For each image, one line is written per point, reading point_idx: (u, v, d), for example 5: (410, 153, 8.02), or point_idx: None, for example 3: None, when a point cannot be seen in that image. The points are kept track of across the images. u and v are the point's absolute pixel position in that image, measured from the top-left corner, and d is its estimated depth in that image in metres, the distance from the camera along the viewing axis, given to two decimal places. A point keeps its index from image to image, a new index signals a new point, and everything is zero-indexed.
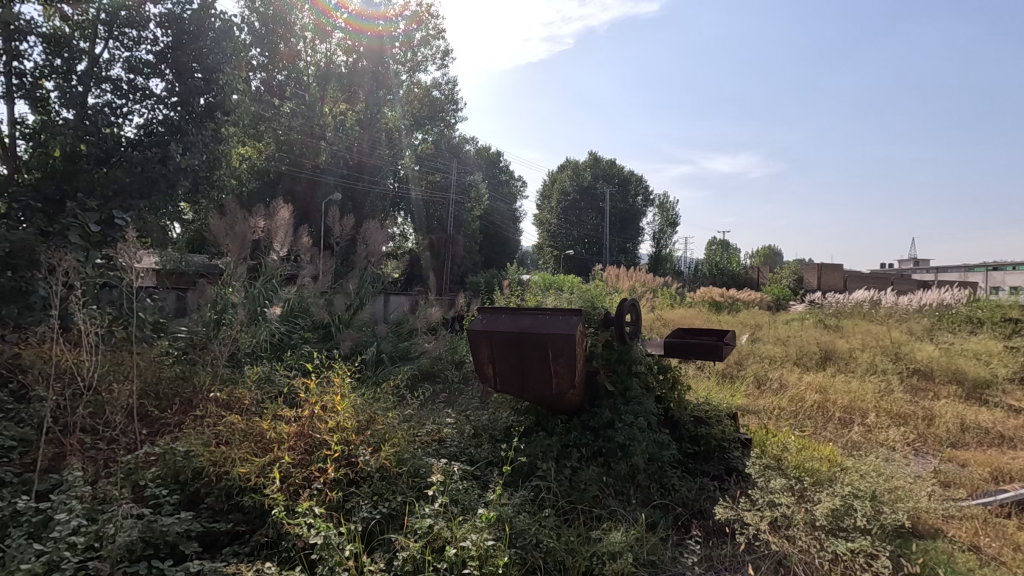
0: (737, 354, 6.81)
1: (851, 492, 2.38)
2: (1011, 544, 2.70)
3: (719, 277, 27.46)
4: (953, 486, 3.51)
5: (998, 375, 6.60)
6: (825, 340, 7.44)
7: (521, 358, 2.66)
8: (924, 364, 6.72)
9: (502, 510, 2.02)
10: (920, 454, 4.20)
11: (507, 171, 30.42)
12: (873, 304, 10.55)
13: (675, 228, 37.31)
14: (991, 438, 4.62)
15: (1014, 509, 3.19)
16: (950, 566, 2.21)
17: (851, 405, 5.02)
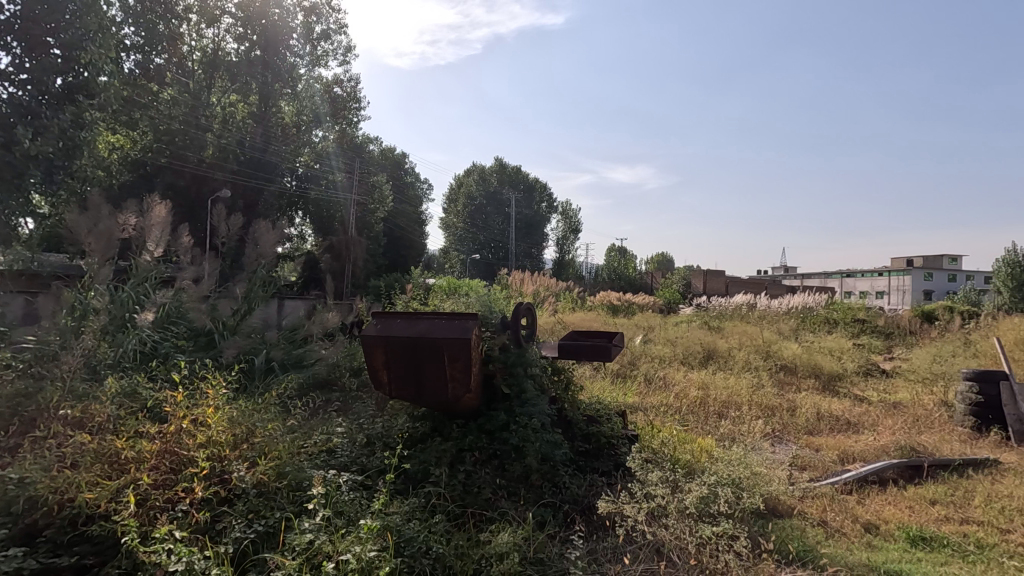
0: (630, 355, 7.19)
1: (717, 481, 2.60)
2: (851, 516, 3.09)
3: (617, 282, 28.99)
4: (808, 469, 3.96)
5: (848, 369, 7.54)
6: (707, 340, 8.06)
7: (418, 363, 2.62)
8: (790, 360, 7.51)
9: (389, 519, 1.98)
10: (784, 442, 4.68)
11: (413, 174, 30.01)
12: (749, 307, 11.61)
13: (577, 235, 38.84)
14: (839, 424, 5.26)
15: (856, 485, 3.66)
16: (799, 540, 2.50)
17: (728, 400, 5.47)
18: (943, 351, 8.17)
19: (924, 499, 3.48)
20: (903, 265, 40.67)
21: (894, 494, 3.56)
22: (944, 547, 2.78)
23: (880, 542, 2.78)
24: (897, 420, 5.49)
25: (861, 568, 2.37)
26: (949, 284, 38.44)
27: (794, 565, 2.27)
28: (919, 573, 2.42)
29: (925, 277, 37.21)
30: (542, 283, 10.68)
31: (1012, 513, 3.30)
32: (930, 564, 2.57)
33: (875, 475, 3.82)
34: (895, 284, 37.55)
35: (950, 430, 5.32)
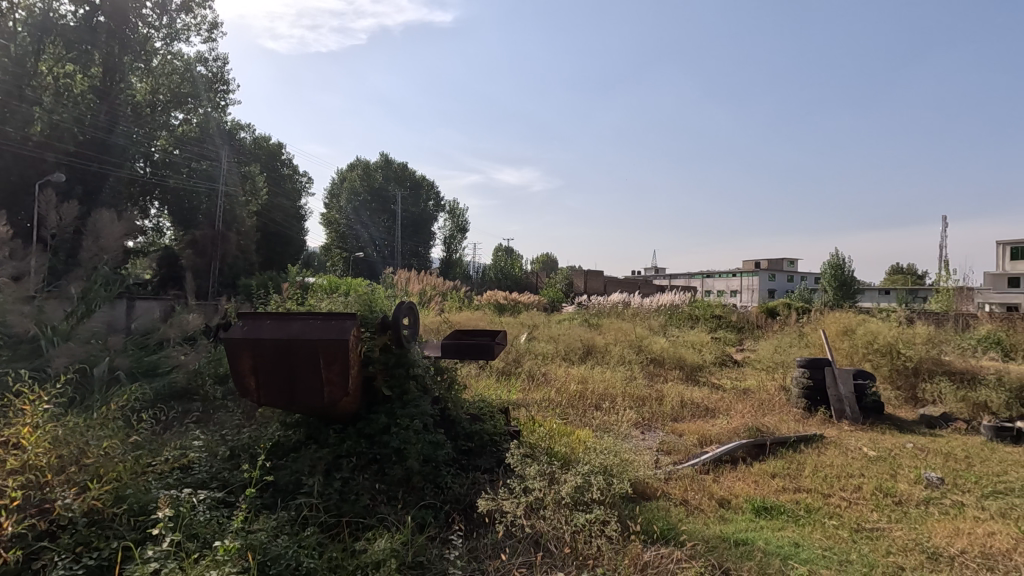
0: (515, 352, 7.35)
1: (589, 470, 2.73)
2: (708, 493, 3.41)
3: (504, 281, 29.54)
4: (672, 453, 4.33)
5: (706, 361, 8.34)
6: (587, 336, 8.47)
7: (290, 366, 2.45)
8: (658, 353, 8.14)
9: (251, 537, 1.83)
10: (652, 429, 5.06)
11: (290, 166, 28.17)
12: (624, 305, 12.39)
13: (464, 234, 38.97)
14: (699, 411, 5.80)
15: (712, 466, 4.05)
16: (662, 520, 2.72)
17: (605, 393, 5.80)
18: (782, 342, 9.34)
19: (766, 473, 3.94)
20: (752, 267, 45.95)
21: (743, 471, 3.99)
22: (781, 514, 3.17)
23: (731, 515, 3.10)
24: (746, 404, 6.17)
25: (715, 540, 2.62)
26: (787, 284, 44.13)
27: (658, 543, 2.45)
28: (760, 539, 2.74)
29: (769, 279, 42.43)
30: (428, 282, 10.55)
31: (832, 479, 3.86)
32: (769, 530, 2.91)
33: (728, 455, 4.26)
34: (746, 284, 42.35)
35: (787, 411, 6.09)
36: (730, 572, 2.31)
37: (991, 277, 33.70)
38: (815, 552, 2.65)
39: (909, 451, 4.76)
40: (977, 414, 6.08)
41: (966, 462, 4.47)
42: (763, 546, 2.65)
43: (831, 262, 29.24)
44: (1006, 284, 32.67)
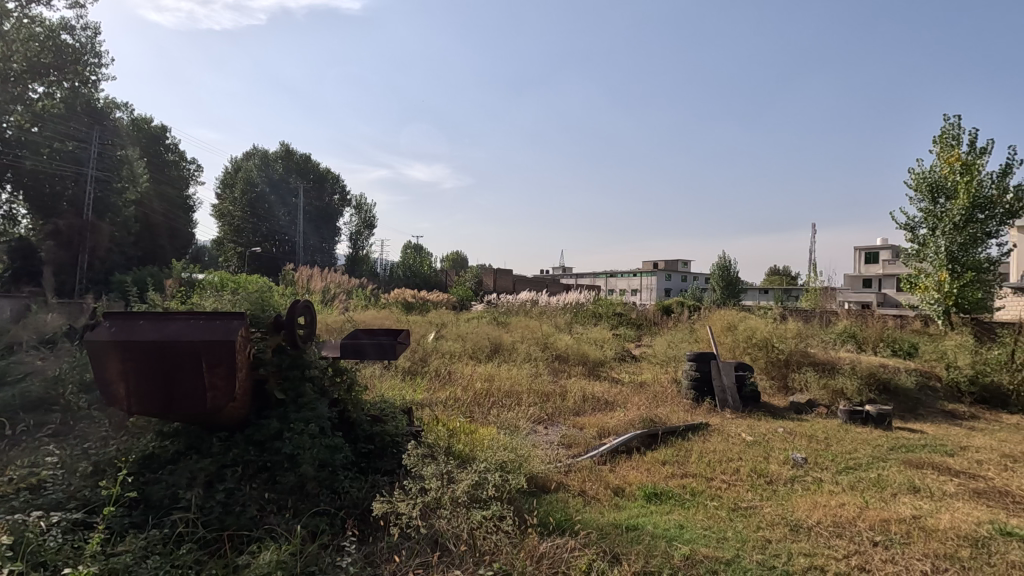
0: (422, 350, 7.27)
1: (487, 467, 2.76)
2: (604, 483, 3.58)
3: (412, 280, 29.06)
4: (572, 446, 4.50)
5: (607, 356, 8.74)
6: (494, 334, 8.54)
7: (166, 371, 2.24)
8: (563, 350, 8.42)
9: (112, 561, 1.66)
10: (555, 424, 5.21)
11: (176, 151, 25.86)
12: (532, 303, 12.65)
13: (371, 230, 37.85)
14: (600, 404, 6.06)
15: (609, 456, 4.24)
16: (559, 512, 2.83)
17: (510, 390, 5.89)
18: (676, 338, 10.01)
19: (658, 462, 4.20)
20: (651, 267, 48.72)
21: (637, 460, 4.22)
22: (669, 499, 3.39)
23: (625, 503, 3.27)
24: (642, 397, 6.54)
25: (608, 527, 2.75)
26: (682, 283, 47.29)
27: (553, 534, 2.54)
28: (649, 524, 2.92)
29: (666, 279, 45.22)
30: (332, 280, 10.16)
31: (714, 464, 4.20)
32: (657, 514, 3.11)
33: (624, 445, 4.48)
34: (645, 284, 44.95)
35: (678, 402, 6.53)
36: (620, 556, 2.44)
37: (848, 278, 38.37)
38: (697, 531, 2.86)
39: (779, 434, 5.29)
40: (835, 399, 6.88)
41: (825, 442, 5.05)
42: (651, 530, 2.82)
43: (719, 264, 31.83)
44: (861, 285, 37.25)
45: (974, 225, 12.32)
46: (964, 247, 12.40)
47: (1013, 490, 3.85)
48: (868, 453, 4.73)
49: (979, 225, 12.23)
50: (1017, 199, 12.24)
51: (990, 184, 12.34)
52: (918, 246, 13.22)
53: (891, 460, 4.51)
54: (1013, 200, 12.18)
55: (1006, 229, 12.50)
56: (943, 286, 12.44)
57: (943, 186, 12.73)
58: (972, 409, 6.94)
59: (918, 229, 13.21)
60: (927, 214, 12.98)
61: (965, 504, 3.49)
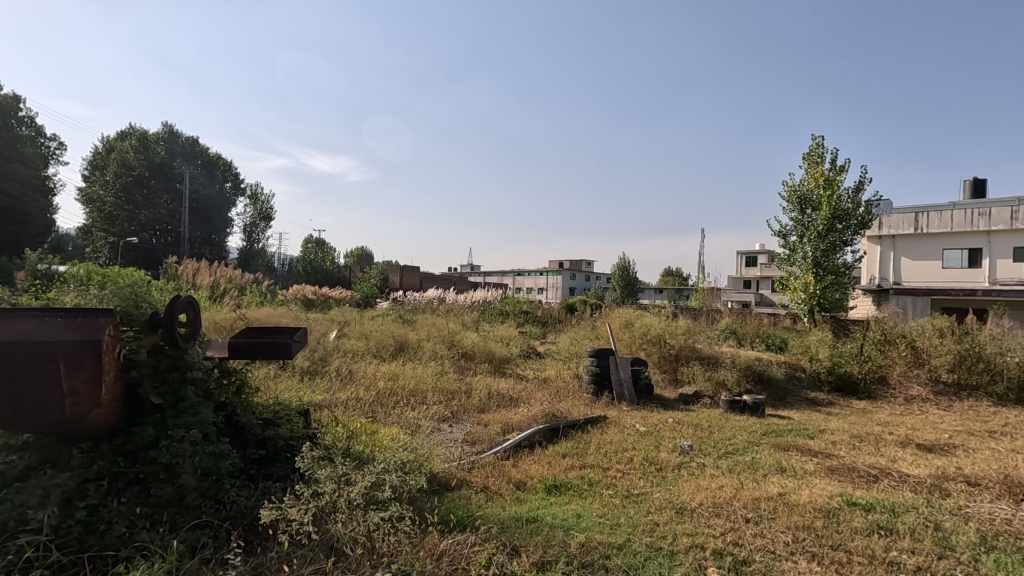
0: (323, 349, 6.95)
1: (385, 467, 2.70)
2: (506, 477, 3.64)
3: (313, 276, 27.70)
4: (476, 442, 4.53)
5: (512, 354, 8.89)
6: (399, 332, 8.38)
7: (12, 377, 1.94)
8: (470, 347, 8.43)
9: None
10: (460, 422, 5.21)
11: (33, 126, 22.78)
12: (439, 300, 12.55)
13: (268, 222, 35.61)
14: (504, 400, 6.14)
15: (512, 452, 4.32)
16: (460, 509, 2.85)
17: (415, 388, 5.80)
18: (578, 335, 10.39)
19: (558, 455, 4.34)
20: (556, 266, 50.18)
21: (539, 454, 4.33)
22: (568, 490, 3.52)
23: (525, 496, 3.34)
24: (545, 393, 6.72)
25: (508, 521, 2.82)
26: (585, 283, 49.21)
27: (453, 531, 2.55)
28: (548, 515, 3.01)
29: (571, 278, 46.81)
30: (222, 275, 9.45)
31: (611, 454, 4.41)
32: (557, 505, 3.22)
33: (526, 440, 4.58)
34: (551, 283, 46.26)
35: (578, 397, 6.78)
36: (519, 548, 2.51)
37: (731, 279, 41.90)
38: (592, 519, 3.00)
39: (669, 424, 5.67)
40: (718, 390, 7.50)
41: (708, 430, 5.49)
42: (550, 521, 2.91)
43: (619, 265, 33.50)
44: (742, 286, 40.85)
45: (834, 234, 13.97)
46: (825, 253, 14.01)
47: (858, 466, 4.41)
48: (744, 439, 5.20)
49: (838, 234, 13.88)
50: (867, 213, 14.04)
51: (847, 199, 14.04)
52: (788, 252, 14.75)
53: (763, 445, 4.99)
54: (864, 213, 13.95)
55: (859, 239, 14.29)
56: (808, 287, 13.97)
57: (810, 199, 14.30)
58: (829, 396, 7.86)
59: (789, 236, 14.74)
60: (797, 223, 14.52)
61: (821, 481, 3.95)
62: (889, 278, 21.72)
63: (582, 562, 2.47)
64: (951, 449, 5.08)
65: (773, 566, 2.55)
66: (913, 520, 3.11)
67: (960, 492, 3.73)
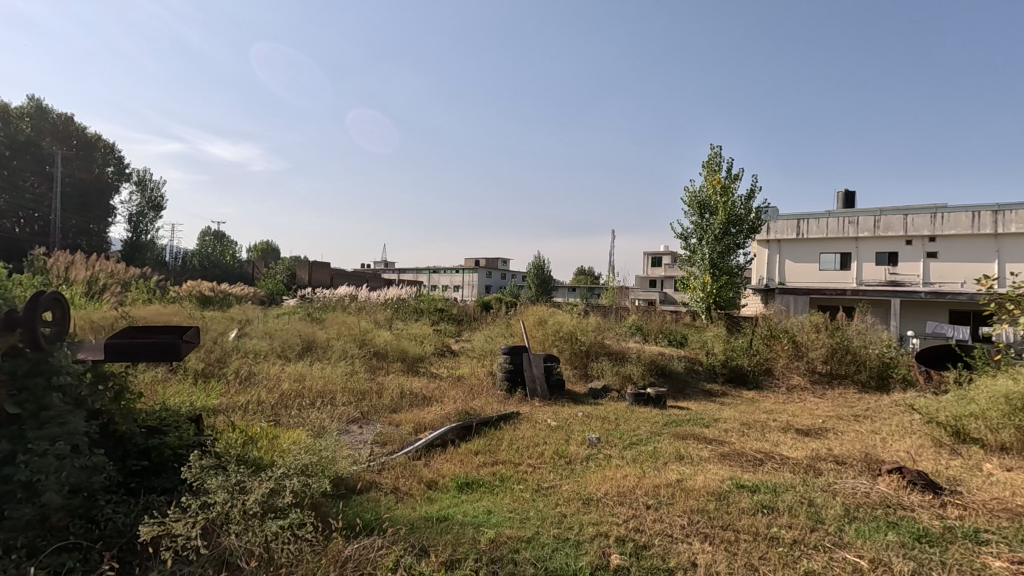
0: (220, 349, 6.46)
1: (285, 473, 2.56)
2: (418, 477, 3.58)
3: (212, 270, 25.69)
4: (388, 443, 4.43)
5: (426, 352, 8.78)
6: (306, 331, 7.98)
7: None
8: (382, 346, 8.22)
9: None
10: (370, 423, 5.07)
11: None
12: (350, 298, 12.11)
13: (158, 212, 32.61)
14: (417, 399, 6.05)
15: (423, 451, 4.26)
16: (368, 513, 2.78)
17: (322, 389, 5.57)
18: (493, 333, 10.44)
19: (471, 452, 4.33)
20: (473, 263, 50.23)
21: (451, 452, 4.30)
22: (480, 487, 3.54)
23: (436, 495, 3.31)
24: (459, 391, 6.69)
25: (418, 521, 2.78)
26: (501, 280, 49.69)
27: (360, 535, 2.47)
28: (459, 513, 3.00)
29: (487, 275, 47.00)
30: (101, 270, 8.50)
31: (522, 450, 4.49)
32: (467, 502, 3.22)
33: (439, 439, 4.53)
34: (467, 281, 46.22)
35: (492, 394, 6.82)
36: (428, 548, 2.48)
37: (638, 278, 44.04)
38: (502, 515, 3.03)
39: (578, 418, 5.86)
40: (624, 383, 7.86)
41: (615, 422, 5.74)
42: (461, 518, 2.91)
43: (534, 264, 34.12)
44: (648, 284, 43.04)
45: (728, 237, 15.10)
46: (721, 255, 15.12)
47: (747, 451, 4.80)
48: (647, 429, 5.48)
49: (732, 237, 15.01)
50: (757, 218, 15.29)
51: (740, 205, 15.22)
52: (689, 253, 15.76)
53: (664, 435, 5.29)
54: (754, 218, 15.19)
55: (750, 242, 15.54)
56: (706, 287, 15.01)
57: (708, 204, 15.32)
58: (723, 387, 8.50)
59: (689, 239, 15.75)
60: (697, 226, 15.52)
61: (714, 466, 4.26)
62: (775, 279, 23.84)
63: (491, 558, 2.49)
64: (823, 432, 5.67)
65: (670, 549, 2.71)
66: (791, 498, 3.44)
67: (829, 470, 4.17)
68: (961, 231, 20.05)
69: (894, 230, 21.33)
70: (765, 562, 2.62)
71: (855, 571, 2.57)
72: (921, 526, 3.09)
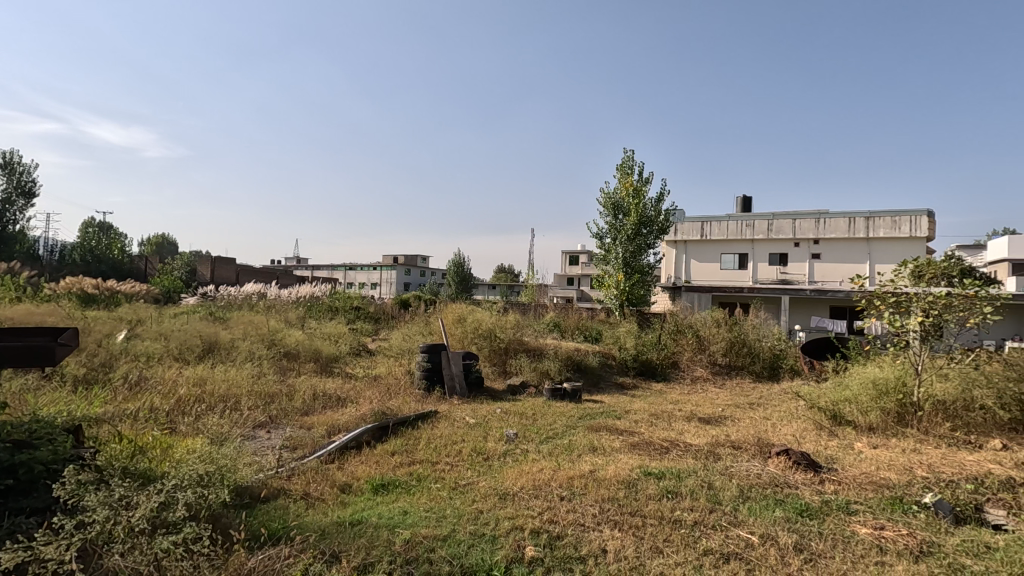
0: (106, 351, 5.87)
1: (179, 484, 2.37)
2: (331, 481, 3.46)
3: (96, 265, 23.21)
4: (299, 448, 4.24)
5: (340, 352, 8.48)
6: (208, 331, 7.44)
7: None
8: (293, 347, 7.83)
9: None
10: (279, 428, 4.83)
11: None
12: (258, 296, 11.41)
13: (29, 200, 29.01)
14: (331, 401, 5.83)
15: (337, 454, 4.11)
16: (276, 522, 2.65)
17: (226, 393, 5.23)
18: (411, 332, 10.27)
19: (387, 453, 4.24)
20: (391, 260, 49.10)
21: (366, 454, 4.18)
22: (396, 488, 3.47)
23: (350, 498, 3.22)
24: (375, 391, 6.53)
25: (330, 527, 2.68)
26: (420, 278, 49.00)
27: (266, 545, 2.35)
28: (373, 515, 2.93)
29: (406, 273, 46.10)
30: None
31: (440, 448, 4.46)
32: (383, 505, 3.15)
33: (353, 441, 4.39)
34: (385, 278, 45.09)
35: (409, 393, 6.72)
36: (339, 554, 2.40)
37: (556, 277, 45.07)
38: (418, 515, 2.99)
39: (497, 415, 5.91)
40: (542, 379, 8.04)
41: (532, 418, 5.84)
42: (375, 521, 2.84)
43: (454, 261, 33.91)
44: (566, 282, 44.15)
45: (640, 237, 15.85)
46: (633, 255, 15.85)
47: (655, 440, 5.07)
48: (563, 423, 5.63)
49: (643, 238, 15.77)
50: (666, 220, 16.15)
51: (651, 207, 16.01)
52: (604, 252, 16.36)
53: (578, 428, 5.46)
54: (663, 220, 16.05)
55: (660, 243, 16.40)
56: (620, 285, 15.67)
57: (622, 205, 15.97)
58: (634, 380, 8.92)
59: (604, 239, 16.35)
60: (611, 227, 16.13)
61: (624, 456, 4.46)
62: (682, 277, 25.31)
63: (407, 559, 2.45)
64: (722, 420, 6.11)
65: (583, 538, 2.80)
66: (693, 483, 3.67)
67: (727, 455, 4.51)
68: (839, 234, 22.37)
69: (785, 233, 23.36)
70: (669, 544, 2.77)
71: (747, 546, 2.79)
72: (804, 501, 3.42)
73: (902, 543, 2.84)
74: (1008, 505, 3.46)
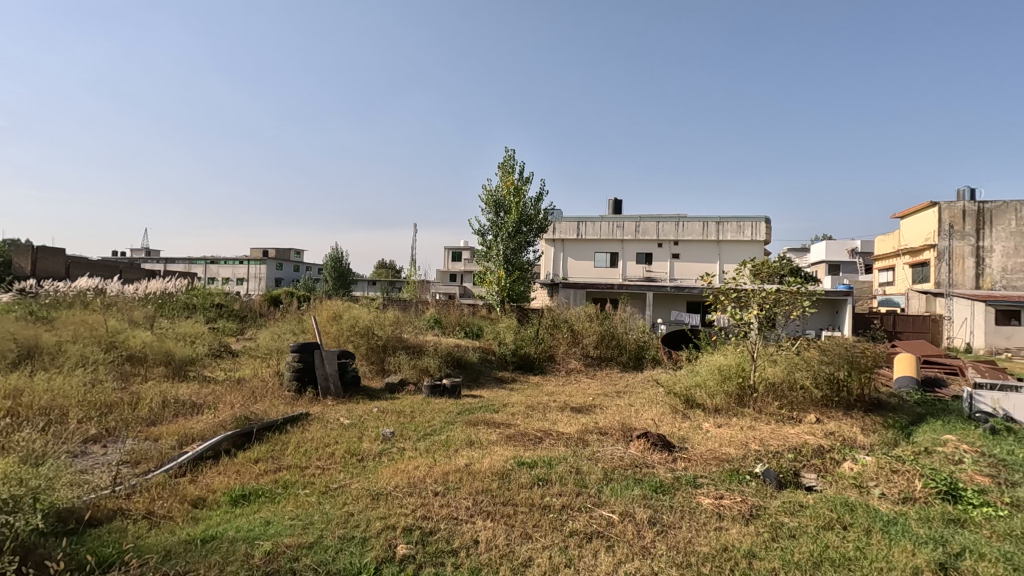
0: None
1: None
2: (180, 497, 3.14)
3: None
4: (143, 462, 3.79)
5: (197, 353, 7.68)
6: (25, 332, 6.33)
7: None
8: (138, 349, 6.94)
9: None
10: (118, 441, 4.27)
11: None
12: (93, 292, 9.93)
13: None
14: (184, 409, 5.28)
15: (189, 466, 3.73)
16: (108, 548, 2.34)
17: (48, 405, 4.51)
18: (280, 330, 9.61)
19: (249, 461, 3.94)
20: (259, 254, 45.49)
21: (225, 464, 3.85)
22: (258, 498, 3.24)
23: (203, 513, 2.94)
24: (238, 395, 6.02)
25: (176, 547, 2.44)
26: (293, 273, 46.02)
27: None
28: (230, 529, 2.71)
29: (277, 267, 42.96)
30: None
31: (310, 452, 4.24)
32: (241, 516, 2.93)
33: (210, 451, 4.02)
34: (253, 273, 41.70)
35: (278, 396, 6.30)
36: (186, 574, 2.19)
37: (439, 274, 44.83)
38: (283, 524, 2.82)
39: (373, 414, 5.74)
40: (421, 376, 7.97)
41: (410, 415, 5.76)
42: (232, 535, 2.63)
43: (331, 256, 32.26)
44: (448, 279, 44.12)
45: (520, 235, 16.27)
46: (513, 252, 16.25)
47: (529, 431, 5.25)
48: (441, 419, 5.63)
49: (523, 235, 16.20)
50: (545, 219, 16.74)
51: (530, 206, 16.48)
52: (485, 249, 16.56)
53: (457, 423, 5.49)
54: (542, 219, 16.60)
55: (538, 241, 16.96)
56: (500, 281, 15.98)
57: (503, 203, 16.27)
58: (512, 374, 9.16)
59: (486, 235, 16.56)
60: (492, 224, 16.37)
61: (500, 448, 4.58)
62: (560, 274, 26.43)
63: (267, 571, 2.31)
64: (592, 409, 6.50)
65: (456, 530, 2.84)
66: (562, 469, 3.87)
67: (595, 441, 4.80)
68: (694, 237, 24.75)
69: (650, 235, 25.38)
70: (537, 530, 2.90)
71: (608, 524, 3.01)
72: (658, 478, 3.76)
73: (736, 508, 3.23)
74: (818, 469, 4.09)
